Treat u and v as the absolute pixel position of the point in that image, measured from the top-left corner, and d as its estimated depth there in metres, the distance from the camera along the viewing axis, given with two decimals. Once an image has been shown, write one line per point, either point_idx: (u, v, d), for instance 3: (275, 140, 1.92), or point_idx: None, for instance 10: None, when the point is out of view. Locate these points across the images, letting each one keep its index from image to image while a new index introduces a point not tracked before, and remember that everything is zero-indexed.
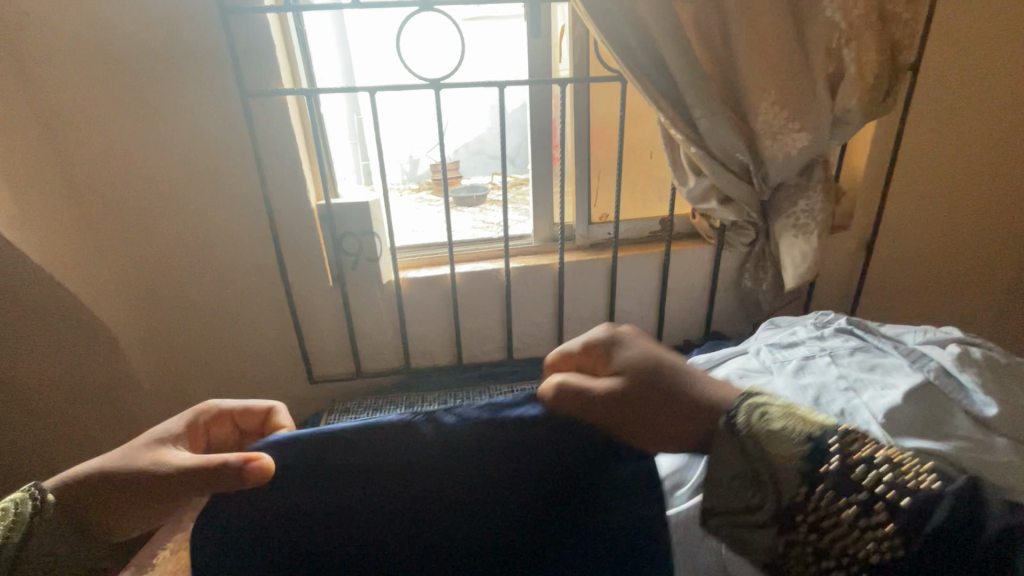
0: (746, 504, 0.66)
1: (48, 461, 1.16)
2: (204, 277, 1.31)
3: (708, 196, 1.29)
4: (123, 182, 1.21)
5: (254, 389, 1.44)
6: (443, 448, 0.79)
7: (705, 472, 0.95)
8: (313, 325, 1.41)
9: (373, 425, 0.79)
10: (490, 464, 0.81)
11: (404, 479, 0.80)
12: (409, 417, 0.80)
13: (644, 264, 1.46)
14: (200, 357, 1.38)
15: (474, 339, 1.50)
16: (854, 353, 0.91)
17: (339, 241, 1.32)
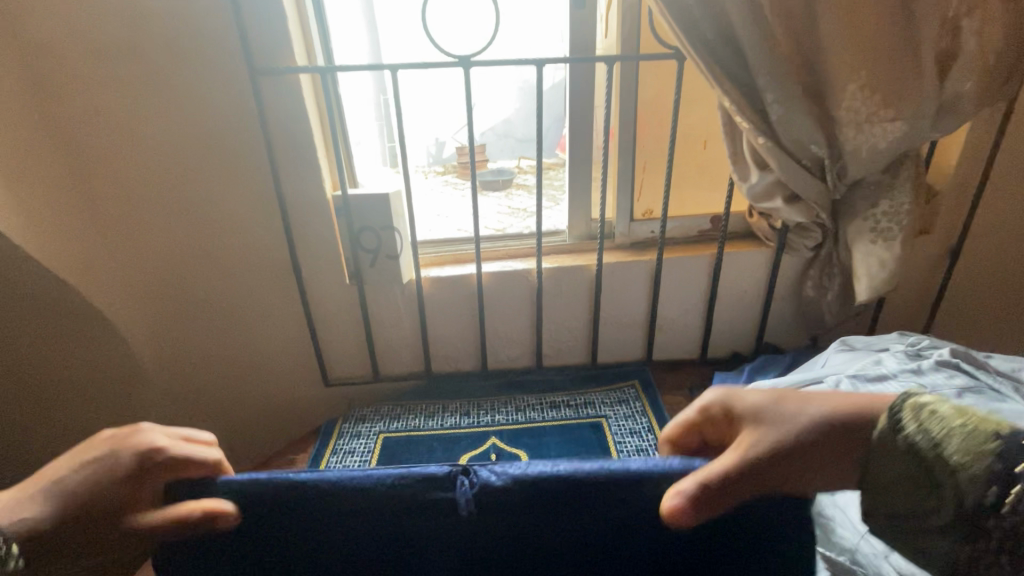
0: (915, 510, 0.53)
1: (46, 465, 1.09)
2: (212, 272, 1.21)
3: (773, 194, 1.13)
4: (128, 170, 1.11)
5: (266, 391, 1.36)
6: (477, 509, 0.70)
7: None
8: (329, 325, 1.31)
9: (412, 474, 0.70)
10: (520, 522, 0.71)
11: (412, 527, 0.72)
12: (449, 472, 0.70)
13: (691, 267, 1.31)
14: (212, 357, 1.30)
15: (500, 344, 1.38)
16: (962, 395, 0.76)
17: (356, 235, 1.20)
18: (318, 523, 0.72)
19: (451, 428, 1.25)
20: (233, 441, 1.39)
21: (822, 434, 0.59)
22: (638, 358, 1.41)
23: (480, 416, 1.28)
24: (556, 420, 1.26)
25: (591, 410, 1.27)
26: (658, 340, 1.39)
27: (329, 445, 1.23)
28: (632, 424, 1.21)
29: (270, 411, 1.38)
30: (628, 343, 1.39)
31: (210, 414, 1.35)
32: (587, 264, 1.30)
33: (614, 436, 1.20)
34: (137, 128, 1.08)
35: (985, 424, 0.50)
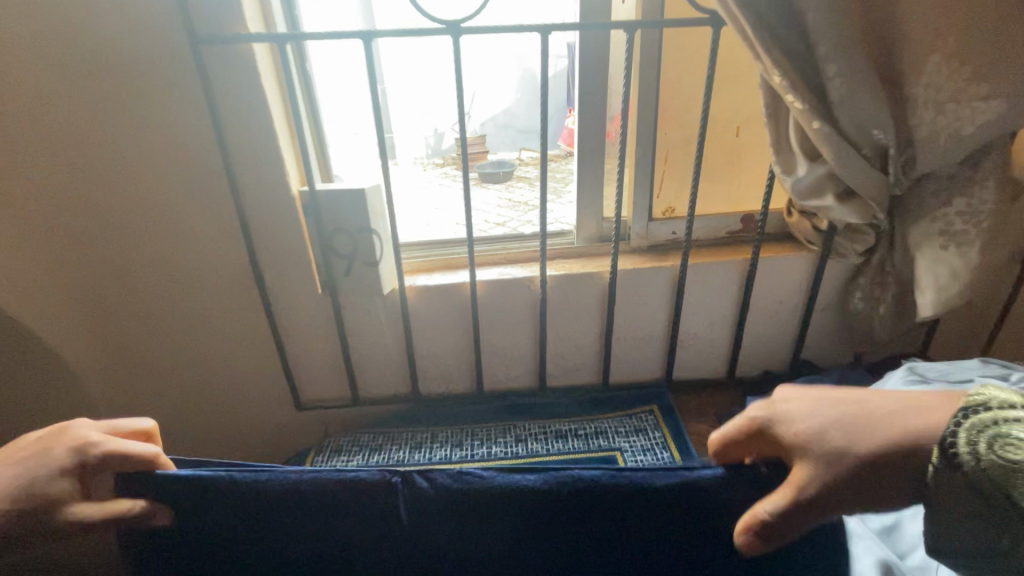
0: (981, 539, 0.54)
1: None
2: (159, 280, 1.03)
3: (824, 191, 0.94)
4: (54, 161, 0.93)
5: (230, 415, 1.19)
6: (414, 507, 0.79)
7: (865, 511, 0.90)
8: (299, 341, 1.13)
9: (351, 479, 0.77)
10: (457, 521, 0.80)
11: (364, 523, 0.80)
12: (385, 479, 0.78)
13: (720, 275, 1.12)
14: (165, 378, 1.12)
15: (499, 362, 1.20)
16: None
17: (328, 239, 1.02)
18: (281, 520, 0.78)
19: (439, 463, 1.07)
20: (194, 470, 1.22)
21: (875, 466, 0.57)
22: (656, 378, 1.24)
23: (474, 447, 1.11)
24: (562, 453, 1.08)
25: (602, 441, 1.09)
26: (679, 357, 1.21)
27: None
28: (652, 461, 1.04)
29: (235, 438, 1.21)
30: (645, 361, 1.22)
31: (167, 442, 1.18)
32: (600, 272, 1.12)
33: None
34: (57, 110, 0.89)
35: None
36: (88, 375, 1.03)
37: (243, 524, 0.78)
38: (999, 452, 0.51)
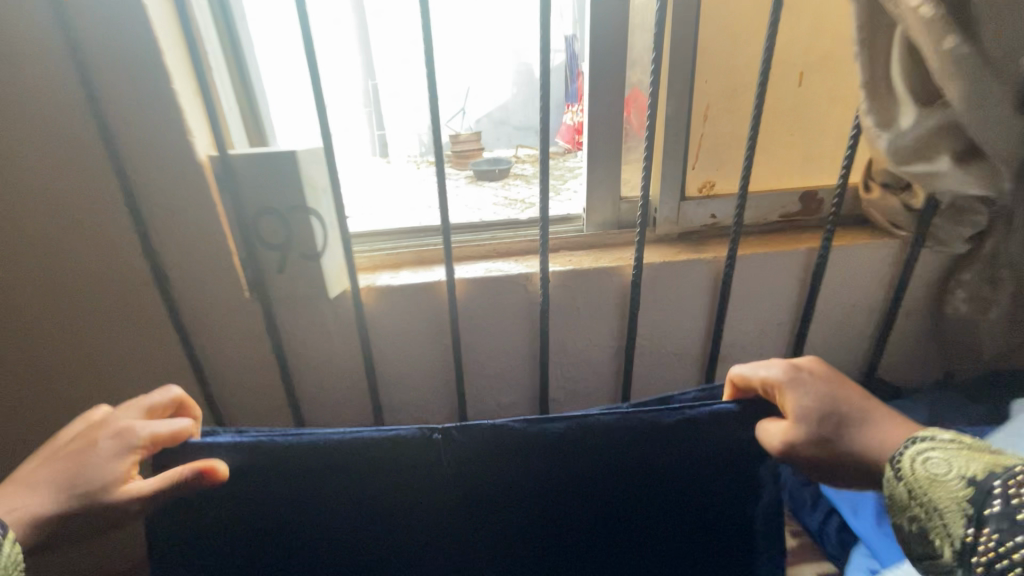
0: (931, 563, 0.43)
1: None
2: (26, 279, 0.76)
3: (934, 149, 0.68)
4: None
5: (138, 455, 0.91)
6: (455, 464, 0.63)
7: None
8: (224, 361, 0.86)
9: (388, 436, 0.62)
10: (495, 481, 0.64)
11: (389, 482, 0.62)
12: (424, 433, 0.62)
13: (775, 269, 0.86)
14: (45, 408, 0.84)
15: (487, 385, 0.93)
16: None
17: (249, 222, 0.75)
18: (278, 506, 0.61)
19: None
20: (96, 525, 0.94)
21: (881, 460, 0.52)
22: None
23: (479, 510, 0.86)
24: None
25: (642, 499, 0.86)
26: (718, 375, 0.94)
27: None
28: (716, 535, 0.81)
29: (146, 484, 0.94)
30: (676, 382, 0.95)
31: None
32: (620, 266, 0.85)
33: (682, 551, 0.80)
34: None
35: (972, 458, 0.43)
36: None
37: (266, 507, 0.61)
38: (928, 459, 0.46)
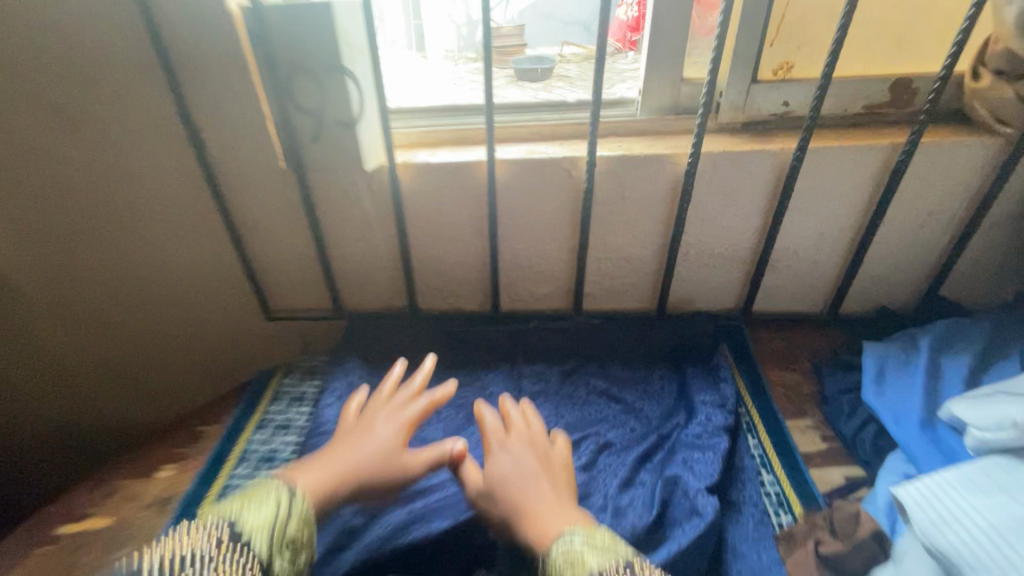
0: (750, 432, 0.73)
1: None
2: (74, 149, 0.76)
3: None
4: None
5: (198, 341, 0.96)
6: (520, 373, 0.84)
7: None
8: (262, 234, 0.86)
9: (488, 347, 0.90)
10: (563, 385, 0.81)
11: (483, 387, 0.82)
12: (510, 342, 0.89)
13: (849, 168, 0.77)
14: (83, 282, 0.87)
15: (523, 275, 0.91)
16: None
17: (287, 83, 0.71)
18: None
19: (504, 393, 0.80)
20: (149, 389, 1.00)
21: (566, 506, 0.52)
22: (730, 308, 0.92)
23: (564, 375, 0.83)
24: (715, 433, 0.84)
25: (753, 387, 0.80)
26: (764, 281, 0.89)
27: (257, 408, 0.81)
28: (845, 430, 0.71)
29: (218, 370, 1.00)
30: (720, 284, 0.90)
31: (111, 373, 0.96)
32: (675, 153, 0.78)
33: (774, 423, 0.74)
34: None
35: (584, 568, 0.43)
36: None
37: None
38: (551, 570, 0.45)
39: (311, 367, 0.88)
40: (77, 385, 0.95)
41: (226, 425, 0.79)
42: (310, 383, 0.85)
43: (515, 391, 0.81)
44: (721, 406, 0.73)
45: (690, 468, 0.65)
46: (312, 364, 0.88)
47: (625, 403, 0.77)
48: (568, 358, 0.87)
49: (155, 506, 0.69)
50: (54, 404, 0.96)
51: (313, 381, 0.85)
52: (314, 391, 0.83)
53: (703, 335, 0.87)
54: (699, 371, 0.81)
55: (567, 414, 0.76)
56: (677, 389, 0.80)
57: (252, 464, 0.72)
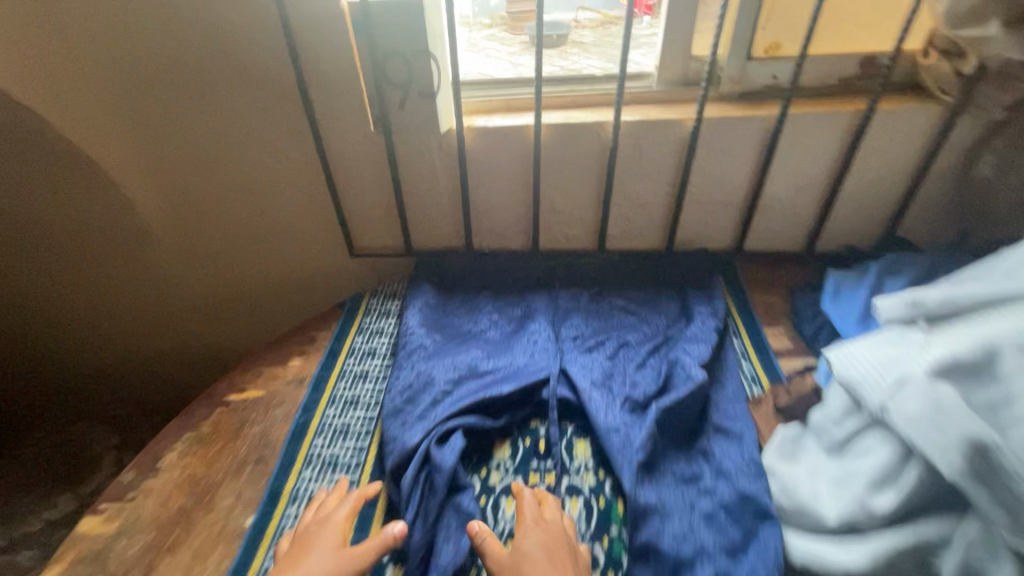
0: (735, 335, 0.95)
1: (90, 286, 1.20)
2: (213, 117, 0.98)
3: (986, 14, 0.79)
4: None
5: (290, 276, 1.20)
6: (556, 294, 1.06)
7: (957, 302, 0.65)
8: (351, 185, 1.08)
9: (529, 276, 1.12)
10: (590, 302, 1.04)
11: (527, 304, 1.05)
12: (547, 273, 1.12)
13: (823, 129, 0.97)
14: (202, 227, 1.12)
15: (557, 219, 1.12)
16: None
17: (382, 64, 0.92)
18: (468, 315, 1.03)
19: (544, 307, 1.03)
20: (256, 311, 1.26)
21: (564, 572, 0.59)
22: (727, 246, 1.14)
23: (591, 295, 1.05)
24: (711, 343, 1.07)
25: (740, 305, 1.02)
26: (755, 224, 1.10)
27: (354, 321, 1.05)
28: (807, 333, 0.93)
29: (302, 303, 1.25)
30: (717, 227, 1.11)
31: (221, 300, 1.23)
32: (681, 118, 0.98)
33: (755, 330, 0.96)
34: None
35: None
36: (140, 206, 1.08)
37: (468, 315, 1.03)
38: None
39: (391, 293, 1.12)
40: (201, 303, 1.23)
41: (333, 331, 1.04)
42: (392, 304, 1.09)
43: (552, 306, 1.03)
44: (712, 315, 0.96)
45: (685, 352, 0.88)
46: (391, 291, 1.12)
47: (638, 315, 1.00)
48: (594, 283, 1.09)
49: (294, 382, 0.93)
50: (176, 313, 1.25)
51: (394, 302, 1.09)
52: (396, 309, 1.07)
53: (700, 266, 1.09)
54: (698, 291, 1.03)
55: (594, 323, 0.99)
56: (680, 304, 1.02)
57: (358, 356, 0.97)
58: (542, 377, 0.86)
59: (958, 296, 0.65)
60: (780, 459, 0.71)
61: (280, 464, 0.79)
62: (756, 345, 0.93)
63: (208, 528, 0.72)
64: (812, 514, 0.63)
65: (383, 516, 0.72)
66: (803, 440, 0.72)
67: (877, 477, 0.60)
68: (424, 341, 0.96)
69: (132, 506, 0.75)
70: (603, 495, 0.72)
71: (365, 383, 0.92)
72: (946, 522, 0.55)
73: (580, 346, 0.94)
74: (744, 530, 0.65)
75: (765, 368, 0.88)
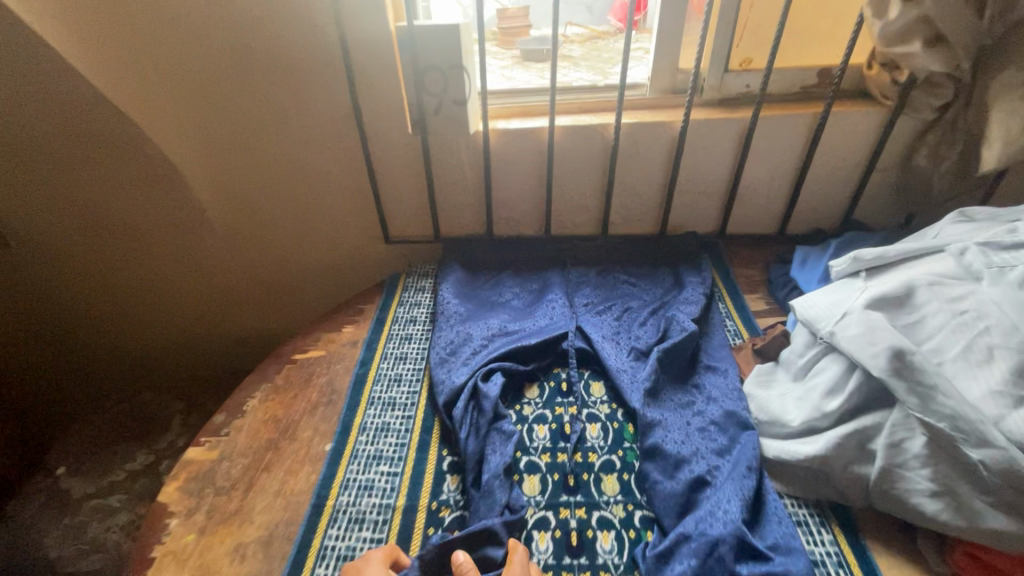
0: (720, 299, 1.14)
1: (157, 270, 1.39)
2: (276, 121, 1.16)
3: (911, 35, 0.97)
4: (193, 12, 1.02)
5: (330, 262, 1.38)
6: (567, 271, 1.24)
7: (886, 255, 0.83)
8: (389, 179, 1.25)
9: (544, 256, 1.30)
10: (597, 276, 1.22)
11: (543, 279, 1.22)
12: (559, 253, 1.30)
13: (789, 129, 1.17)
14: (255, 220, 1.30)
15: (566, 208, 1.30)
16: (943, 328, 0.70)
17: (422, 76, 1.09)
18: (493, 287, 1.21)
19: (558, 280, 1.20)
20: (301, 291, 1.43)
21: None
22: (712, 229, 1.32)
23: (597, 270, 1.23)
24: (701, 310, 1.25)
25: (724, 277, 1.20)
26: (735, 210, 1.29)
27: (395, 296, 1.22)
28: (778, 296, 1.11)
29: (340, 285, 1.42)
30: (702, 213, 1.30)
31: (267, 285, 1.42)
32: (671, 120, 1.17)
33: (736, 295, 1.15)
34: None
35: None
36: (205, 203, 1.26)
37: (493, 288, 1.21)
38: None
39: (424, 272, 1.29)
40: (253, 284, 1.42)
41: (377, 303, 1.20)
42: (426, 281, 1.26)
43: (565, 279, 1.21)
44: (701, 283, 1.14)
45: (679, 311, 1.06)
46: (424, 271, 1.29)
47: (638, 285, 1.18)
48: (600, 260, 1.27)
49: (350, 343, 1.09)
50: (231, 292, 1.43)
51: (428, 280, 1.26)
52: (431, 285, 1.24)
53: (690, 245, 1.27)
54: (689, 265, 1.21)
55: (601, 291, 1.17)
56: (673, 276, 1.20)
57: (402, 322, 1.14)
58: (561, 332, 1.03)
59: (890, 252, 0.82)
60: (757, 386, 0.89)
61: (348, 404, 0.95)
62: (736, 307, 1.11)
63: (296, 453, 0.88)
64: (781, 421, 0.81)
65: (438, 441, 0.89)
66: (775, 371, 0.90)
67: (829, 388, 0.78)
68: (458, 307, 1.13)
69: (228, 439, 0.90)
70: (617, 420, 0.89)
71: (410, 343, 1.08)
72: (878, 414, 0.73)
73: (591, 309, 1.12)
74: (730, 437, 0.82)
75: (743, 324, 1.07)
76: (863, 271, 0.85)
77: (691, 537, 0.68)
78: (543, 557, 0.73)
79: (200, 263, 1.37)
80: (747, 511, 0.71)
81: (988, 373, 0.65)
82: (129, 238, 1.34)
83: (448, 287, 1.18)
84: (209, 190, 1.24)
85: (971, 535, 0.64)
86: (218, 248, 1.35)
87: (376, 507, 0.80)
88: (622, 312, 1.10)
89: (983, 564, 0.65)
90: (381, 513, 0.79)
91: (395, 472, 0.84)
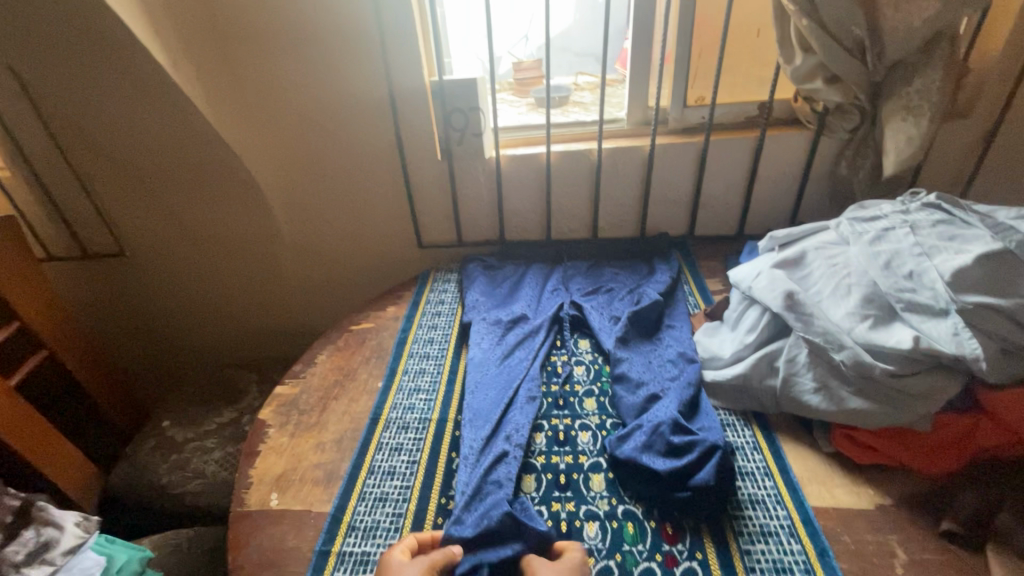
0: (685, 281, 1.43)
1: (236, 271, 1.75)
2: (338, 153, 1.52)
3: (814, 77, 1.28)
4: (284, 76, 1.40)
5: (376, 264, 1.72)
6: (564, 264, 1.55)
7: (792, 232, 1.11)
8: (423, 196, 1.59)
9: (547, 253, 1.61)
10: (587, 266, 1.52)
11: (544, 269, 1.53)
12: (558, 251, 1.61)
13: (735, 149, 1.48)
14: (318, 231, 1.65)
15: (564, 216, 1.62)
16: (821, 277, 0.98)
17: (448, 116, 1.44)
18: (504, 275, 1.52)
19: (555, 271, 1.51)
20: (352, 286, 1.77)
21: None
22: (684, 231, 1.63)
23: (588, 262, 1.54)
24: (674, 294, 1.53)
25: (690, 266, 1.49)
26: (700, 214, 1.59)
27: (427, 285, 1.54)
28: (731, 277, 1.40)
29: (384, 281, 1.75)
30: (674, 218, 1.61)
31: (322, 284, 1.77)
32: (642, 145, 1.49)
33: (698, 279, 1.43)
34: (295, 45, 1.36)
35: None
36: (280, 218, 1.62)
37: (505, 277, 1.52)
38: None
39: (451, 268, 1.61)
40: (313, 281, 1.76)
41: (413, 291, 1.52)
42: (452, 274, 1.58)
43: (562, 269, 1.52)
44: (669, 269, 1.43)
45: (649, 287, 1.35)
46: (451, 267, 1.62)
47: (620, 272, 1.48)
48: (591, 256, 1.57)
49: (394, 317, 1.41)
50: (295, 288, 1.78)
51: (454, 273, 1.59)
52: (456, 276, 1.56)
53: (663, 243, 1.58)
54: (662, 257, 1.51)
55: (590, 277, 1.47)
56: (648, 265, 1.50)
57: (434, 303, 1.45)
58: (556, 305, 1.33)
59: (795, 231, 1.12)
60: (705, 335, 1.16)
61: (394, 356, 1.26)
62: (698, 287, 1.40)
63: (355, 388, 1.18)
64: (717, 355, 1.08)
65: (462, 378, 1.18)
66: (719, 325, 1.17)
67: (750, 326, 1.05)
68: (477, 290, 1.44)
69: (306, 379, 1.21)
70: (597, 362, 1.17)
71: (440, 316, 1.39)
72: (781, 341, 1.00)
73: (581, 289, 1.42)
74: (679, 368, 1.09)
75: (702, 298, 1.35)
76: (778, 244, 1.13)
77: (643, 426, 0.95)
78: (538, 447, 1.00)
79: (275, 264, 1.74)
80: (685, 411, 0.98)
81: (846, 302, 0.92)
82: (218, 246, 1.70)
83: (470, 277, 1.50)
84: (285, 209, 1.61)
85: (842, 418, 0.90)
86: (287, 255, 1.71)
87: (417, 418, 1.09)
88: (606, 291, 1.40)
89: (856, 441, 0.90)
90: (420, 422, 1.08)
91: (430, 398, 1.13)
